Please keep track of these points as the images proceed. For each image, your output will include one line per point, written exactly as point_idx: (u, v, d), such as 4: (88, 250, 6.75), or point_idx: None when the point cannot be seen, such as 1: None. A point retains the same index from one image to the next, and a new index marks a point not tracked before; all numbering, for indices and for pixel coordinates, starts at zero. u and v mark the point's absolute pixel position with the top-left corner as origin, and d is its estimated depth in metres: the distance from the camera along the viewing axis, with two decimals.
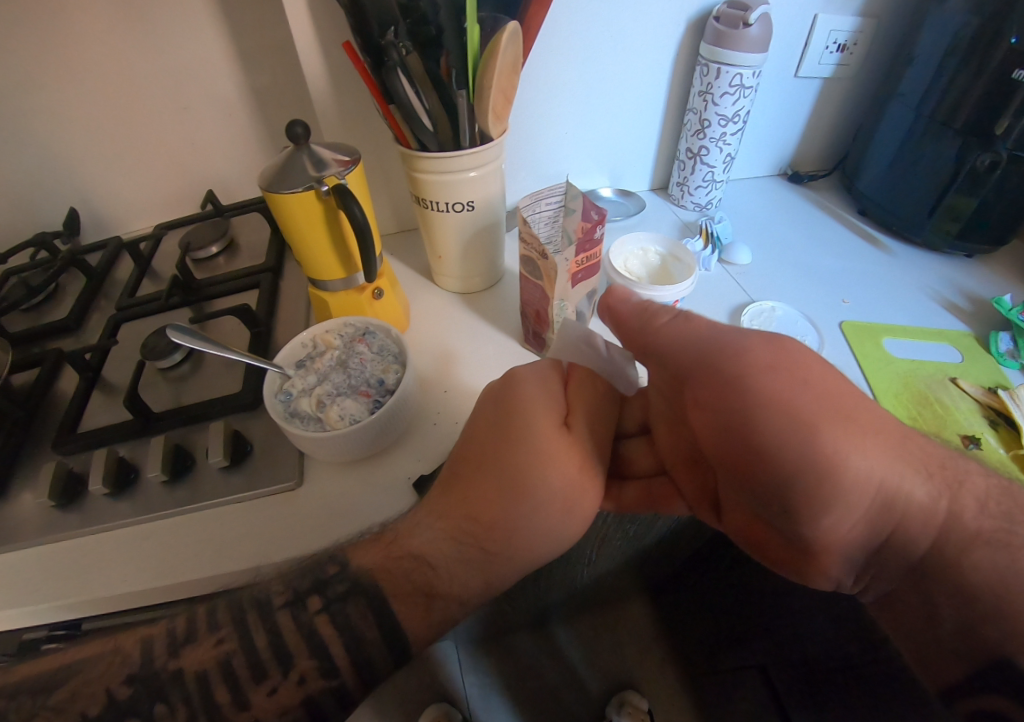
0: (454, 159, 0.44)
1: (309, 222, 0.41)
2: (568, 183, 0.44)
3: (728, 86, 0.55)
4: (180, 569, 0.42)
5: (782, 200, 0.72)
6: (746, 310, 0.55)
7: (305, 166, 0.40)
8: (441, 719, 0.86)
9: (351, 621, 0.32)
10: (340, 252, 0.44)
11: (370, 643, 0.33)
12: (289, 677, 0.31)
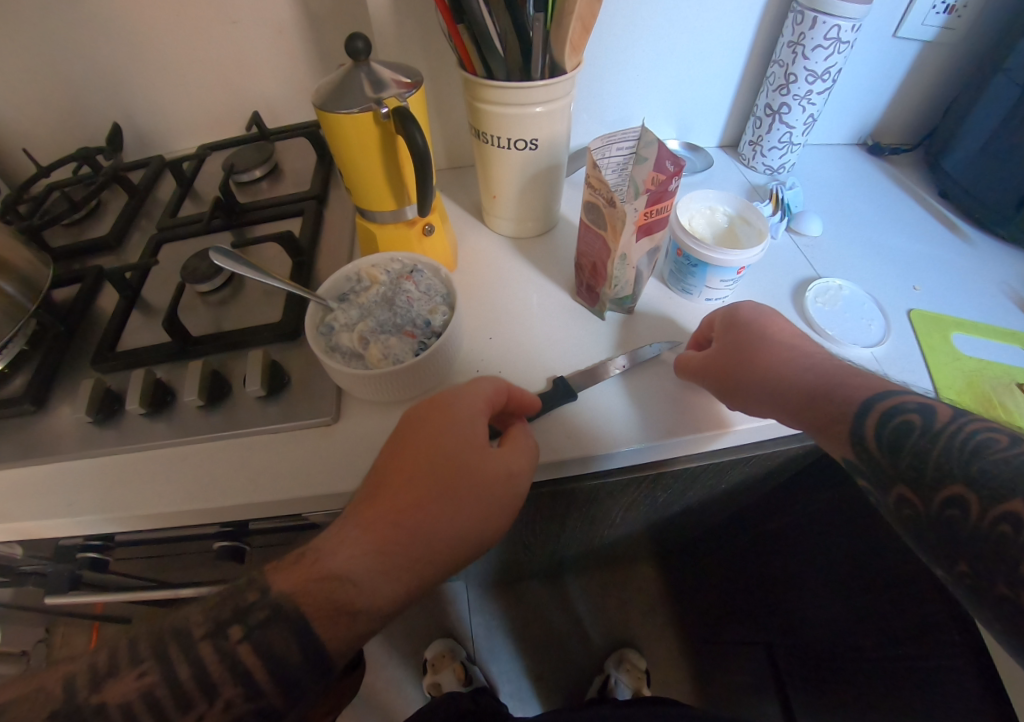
0: (524, 90, 0.41)
1: (367, 147, 0.39)
2: (642, 127, 0.40)
3: (823, 39, 0.50)
4: (215, 492, 0.42)
5: (859, 172, 0.67)
6: (812, 285, 0.52)
7: (368, 88, 0.38)
8: (444, 655, 0.90)
9: (272, 647, 0.30)
10: (391, 181, 0.42)
11: (293, 666, 0.30)
12: (213, 705, 0.29)
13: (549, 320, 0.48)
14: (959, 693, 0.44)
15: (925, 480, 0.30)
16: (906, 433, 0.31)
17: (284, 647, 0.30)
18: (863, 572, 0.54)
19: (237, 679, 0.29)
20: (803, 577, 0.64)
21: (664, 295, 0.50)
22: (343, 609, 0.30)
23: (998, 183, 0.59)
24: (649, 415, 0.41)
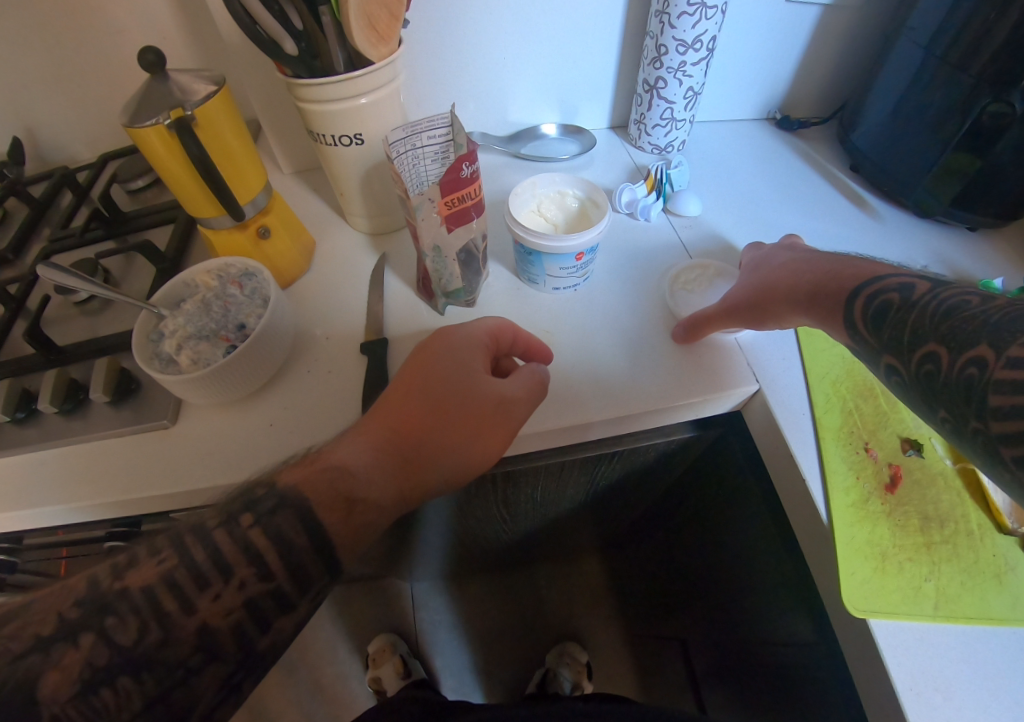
0: (330, 86, 0.41)
1: (166, 154, 0.38)
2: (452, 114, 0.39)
3: (686, 5, 0.47)
4: (58, 500, 0.43)
5: (762, 148, 0.64)
6: (678, 269, 0.50)
7: (164, 98, 0.38)
8: (385, 649, 0.91)
9: (283, 535, 0.29)
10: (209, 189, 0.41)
11: (302, 553, 0.29)
12: (230, 584, 0.27)
13: (394, 319, 0.47)
14: (825, 692, 0.42)
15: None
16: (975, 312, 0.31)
17: (291, 532, 0.29)
18: (744, 568, 0.52)
19: (250, 559, 0.28)
20: (703, 574, 0.62)
21: (517, 286, 0.49)
22: (344, 498, 0.30)
23: (906, 153, 0.55)
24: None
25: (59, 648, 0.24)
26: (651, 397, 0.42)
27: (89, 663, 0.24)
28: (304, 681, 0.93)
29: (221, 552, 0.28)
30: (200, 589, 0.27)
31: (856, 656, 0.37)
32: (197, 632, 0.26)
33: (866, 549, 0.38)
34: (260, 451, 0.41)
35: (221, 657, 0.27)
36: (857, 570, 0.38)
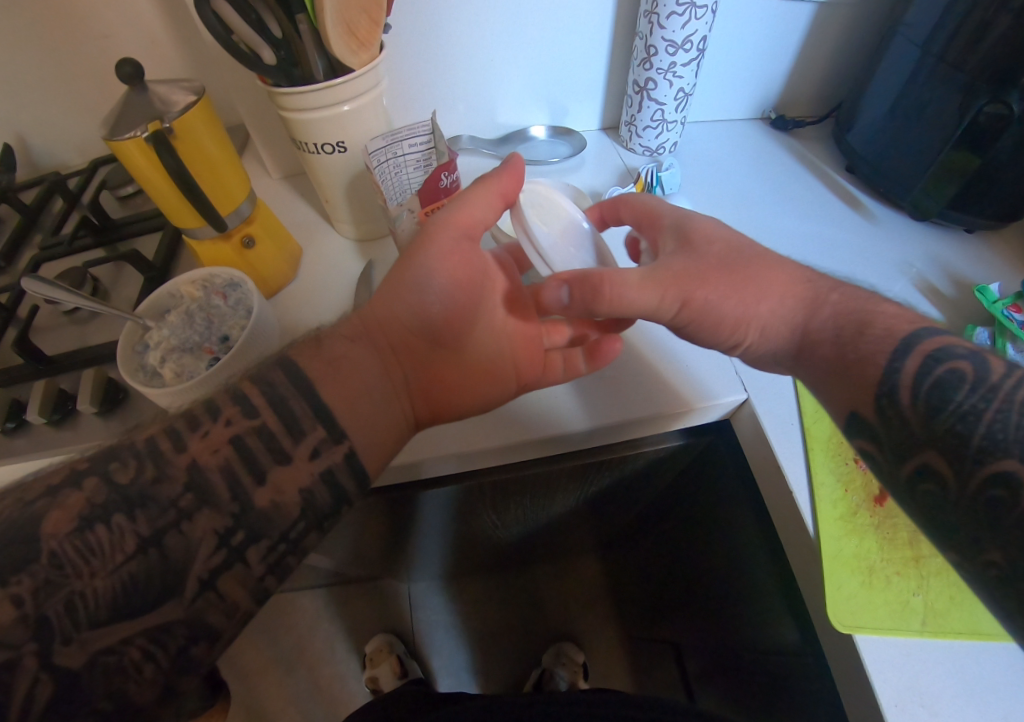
0: (311, 94, 0.40)
1: (146, 165, 0.38)
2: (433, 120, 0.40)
3: (675, 5, 0.46)
4: None
5: (756, 149, 0.63)
6: None
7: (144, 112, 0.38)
8: (383, 649, 0.92)
9: (277, 389, 0.30)
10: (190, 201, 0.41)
11: (292, 397, 0.30)
12: (217, 420, 0.28)
13: None
14: (813, 700, 0.42)
15: (968, 453, 0.26)
16: (954, 387, 0.27)
17: (282, 386, 0.30)
18: (734, 574, 0.52)
19: (236, 401, 0.29)
20: (696, 579, 0.61)
21: None
22: (314, 343, 0.34)
23: (903, 154, 0.54)
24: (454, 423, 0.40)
25: (65, 492, 0.25)
26: (636, 405, 0.42)
27: (93, 510, 0.25)
28: (302, 680, 0.94)
29: (227, 402, 0.29)
30: (193, 428, 0.28)
31: (842, 667, 0.37)
32: (202, 482, 0.27)
33: (854, 563, 0.38)
34: None
35: (222, 510, 0.27)
36: (844, 584, 0.37)
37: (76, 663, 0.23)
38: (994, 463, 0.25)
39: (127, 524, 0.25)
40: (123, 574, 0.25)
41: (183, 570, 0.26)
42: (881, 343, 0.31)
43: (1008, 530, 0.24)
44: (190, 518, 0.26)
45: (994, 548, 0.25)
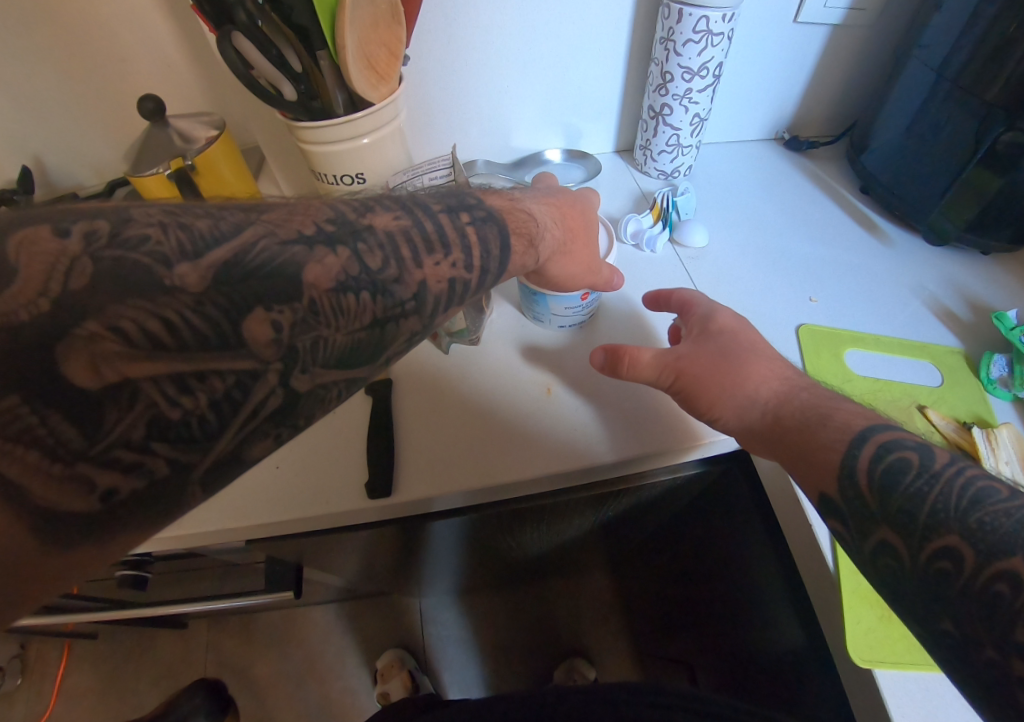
0: (332, 129, 0.40)
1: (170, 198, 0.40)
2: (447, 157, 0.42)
3: (692, 32, 0.47)
4: None
5: (770, 170, 0.62)
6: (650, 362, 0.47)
7: (173, 149, 0.39)
8: (394, 664, 0.92)
9: (486, 239, 0.28)
10: None
11: (491, 271, 0.29)
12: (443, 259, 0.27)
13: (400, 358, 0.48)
14: None
15: (915, 529, 0.27)
16: (900, 474, 0.29)
17: (486, 250, 0.28)
18: (751, 601, 0.52)
19: (462, 244, 0.27)
20: (711, 602, 0.61)
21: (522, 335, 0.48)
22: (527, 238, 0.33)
23: (918, 177, 0.54)
24: (473, 457, 0.40)
25: (321, 249, 0.22)
26: (653, 439, 0.42)
27: (110, 315, 0.17)
28: (312, 695, 0.94)
29: (447, 230, 0.27)
30: (429, 249, 0.26)
31: (861, 700, 0.37)
32: (256, 323, 0.20)
33: (873, 596, 0.38)
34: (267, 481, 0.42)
35: (270, 362, 0.21)
36: (864, 618, 0.37)
37: (61, 508, 0.17)
38: (938, 540, 0.26)
39: (263, 314, 0.20)
40: (357, 337, 0.23)
41: (213, 422, 0.20)
42: (838, 435, 0.32)
43: (954, 599, 0.25)
44: (235, 367, 0.20)
45: (948, 616, 0.25)
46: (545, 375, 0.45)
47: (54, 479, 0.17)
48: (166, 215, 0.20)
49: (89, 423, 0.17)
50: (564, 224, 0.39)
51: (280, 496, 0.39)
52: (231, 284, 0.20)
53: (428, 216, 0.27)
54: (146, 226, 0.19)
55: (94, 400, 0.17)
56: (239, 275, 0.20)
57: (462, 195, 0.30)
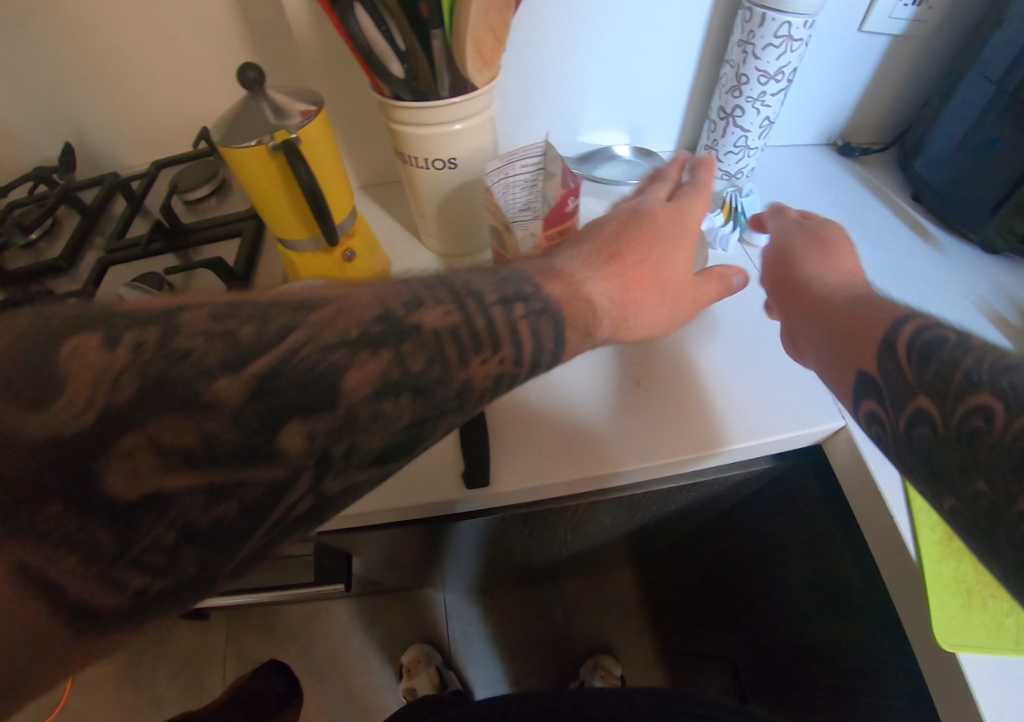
0: (434, 109, 0.40)
1: (259, 172, 0.37)
2: (546, 144, 0.40)
3: (772, 37, 0.48)
4: None
5: (827, 176, 0.64)
6: (724, 369, 0.47)
7: (273, 116, 0.36)
8: (420, 660, 0.91)
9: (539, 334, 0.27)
10: (300, 210, 0.40)
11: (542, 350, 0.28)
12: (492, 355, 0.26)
13: None
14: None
15: (950, 391, 0.25)
16: (935, 348, 0.27)
17: (543, 334, 0.27)
18: (811, 596, 0.53)
19: (510, 340, 0.26)
20: (763, 597, 0.62)
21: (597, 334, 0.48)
22: (585, 326, 0.30)
23: (971, 186, 0.55)
24: (520, 458, 0.41)
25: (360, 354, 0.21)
26: (714, 441, 0.42)
27: (149, 429, 0.18)
28: (336, 690, 0.93)
29: (498, 327, 0.26)
30: (476, 350, 0.25)
31: (943, 693, 0.38)
32: (291, 433, 0.20)
33: (954, 585, 0.38)
34: None
35: (304, 468, 0.20)
36: (945, 604, 0.38)
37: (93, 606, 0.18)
38: (975, 397, 0.23)
39: (296, 424, 0.20)
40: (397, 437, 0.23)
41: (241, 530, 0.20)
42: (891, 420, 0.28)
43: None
44: (265, 475, 0.20)
45: (981, 476, 0.23)
46: (633, 370, 0.46)
47: (94, 582, 0.18)
48: (213, 319, 0.20)
49: (126, 532, 0.18)
50: (623, 274, 0.33)
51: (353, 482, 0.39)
52: (272, 388, 0.19)
53: (480, 310, 0.26)
54: (193, 335, 0.19)
55: (127, 506, 0.18)
56: (283, 383, 0.20)
57: (519, 283, 0.29)
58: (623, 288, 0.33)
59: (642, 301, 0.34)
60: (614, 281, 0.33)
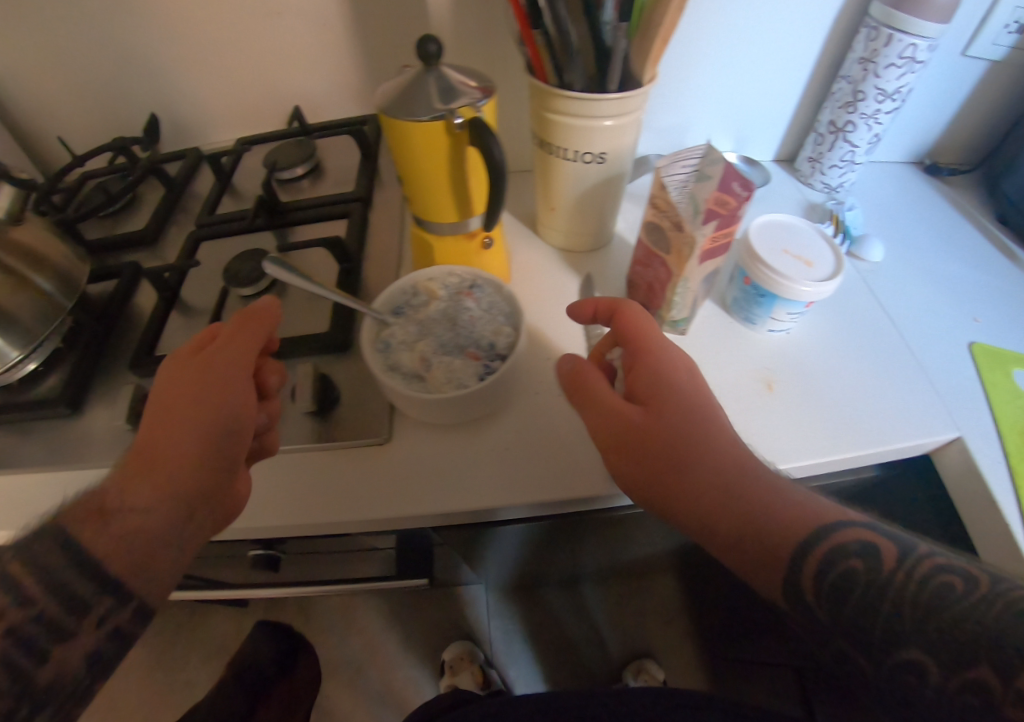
0: (597, 103, 0.40)
1: (419, 145, 0.36)
2: (705, 145, 0.41)
3: (897, 57, 0.48)
4: (248, 516, 0.39)
5: (917, 193, 0.64)
6: (846, 375, 0.47)
7: (448, 88, 0.35)
8: (461, 657, 0.90)
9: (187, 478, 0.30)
10: (457, 190, 0.39)
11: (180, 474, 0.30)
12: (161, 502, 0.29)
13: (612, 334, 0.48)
14: None
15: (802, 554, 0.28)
16: (847, 587, 0.28)
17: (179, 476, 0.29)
18: None
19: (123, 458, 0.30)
20: None
21: (719, 335, 0.48)
22: (675, 470, 0.31)
23: None
24: (507, 475, 0.39)
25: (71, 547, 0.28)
26: (857, 440, 0.42)
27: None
28: (375, 681, 0.93)
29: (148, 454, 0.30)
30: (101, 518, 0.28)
31: None
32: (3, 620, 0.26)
33: None
34: (488, 472, 0.39)
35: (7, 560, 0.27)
36: None
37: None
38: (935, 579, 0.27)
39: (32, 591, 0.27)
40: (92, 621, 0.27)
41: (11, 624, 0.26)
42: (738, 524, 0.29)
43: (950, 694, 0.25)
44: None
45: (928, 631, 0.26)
46: (762, 372, 0.47)
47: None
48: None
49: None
50: (620, 430, 0.32)
51: (359, 477, 0.40)
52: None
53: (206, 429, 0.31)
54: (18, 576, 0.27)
55: None
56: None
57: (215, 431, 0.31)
58: (621, 452, 0.32)
59: (681, 483, 0.31)
60: (621, 442, 0.32)
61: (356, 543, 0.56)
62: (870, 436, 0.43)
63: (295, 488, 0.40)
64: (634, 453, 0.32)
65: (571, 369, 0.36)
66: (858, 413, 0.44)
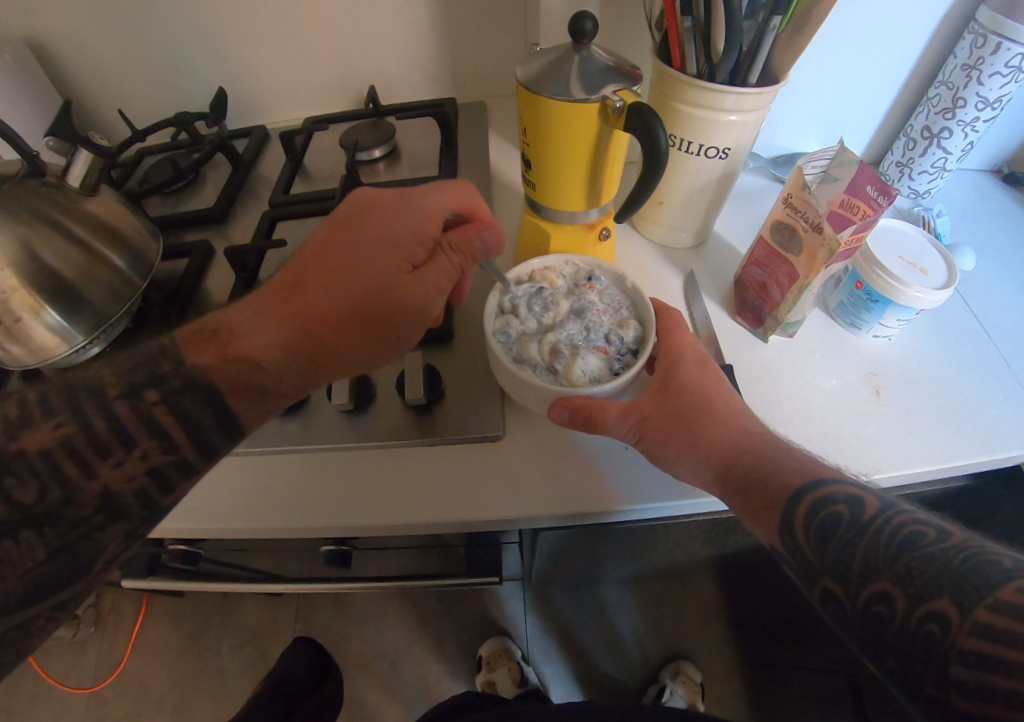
0: (733, 98, 0.39)
1: (561, 132, 0.35)
2: (842, 146, 0.40)
3: (1002, 66, 0.47)
4: (356, 511, 0.37)
5: (999, 203, 0.63)
6: (949, 385, 0.45)
7: (600, 69, 0.34)
8: (500, 654, 0.89)
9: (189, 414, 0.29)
10: (588, 175, 0.38)
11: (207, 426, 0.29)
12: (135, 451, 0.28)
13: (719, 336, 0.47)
14: None
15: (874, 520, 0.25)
16: (833, 529, 0.26)
17: (197, 410, 0.29)
18: None
19: (151, 432, 0.28)
20: None
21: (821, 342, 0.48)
22: (690, 428, 0.33)
23: None
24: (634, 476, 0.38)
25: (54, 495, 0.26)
26: (963, 452, 0.41)
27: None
28: (409, 675, 0.92)
29: (126, 424, 0.28)
30: (102, 455, 0.27)
31: None
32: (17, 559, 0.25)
33: None
34: (615, 472, 0.38)
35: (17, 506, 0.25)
36: None
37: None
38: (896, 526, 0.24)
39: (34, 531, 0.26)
40: (37, 576, 0.26)
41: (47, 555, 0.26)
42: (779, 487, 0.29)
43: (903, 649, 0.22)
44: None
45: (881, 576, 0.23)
46: (867, 379, 0.45)
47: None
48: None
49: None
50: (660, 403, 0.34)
51: (435, 468, 0.39)
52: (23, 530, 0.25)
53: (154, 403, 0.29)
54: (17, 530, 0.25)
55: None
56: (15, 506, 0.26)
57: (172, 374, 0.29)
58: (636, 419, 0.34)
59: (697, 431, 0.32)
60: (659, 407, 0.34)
61: (430, 539, 0.55)
62: (969, 451, 0.41)
63: (365, 477, 0.39)
64: (669, 419, 0.33)
65: (572, 419, 0.34)
66: (962, 428, 0.42)
